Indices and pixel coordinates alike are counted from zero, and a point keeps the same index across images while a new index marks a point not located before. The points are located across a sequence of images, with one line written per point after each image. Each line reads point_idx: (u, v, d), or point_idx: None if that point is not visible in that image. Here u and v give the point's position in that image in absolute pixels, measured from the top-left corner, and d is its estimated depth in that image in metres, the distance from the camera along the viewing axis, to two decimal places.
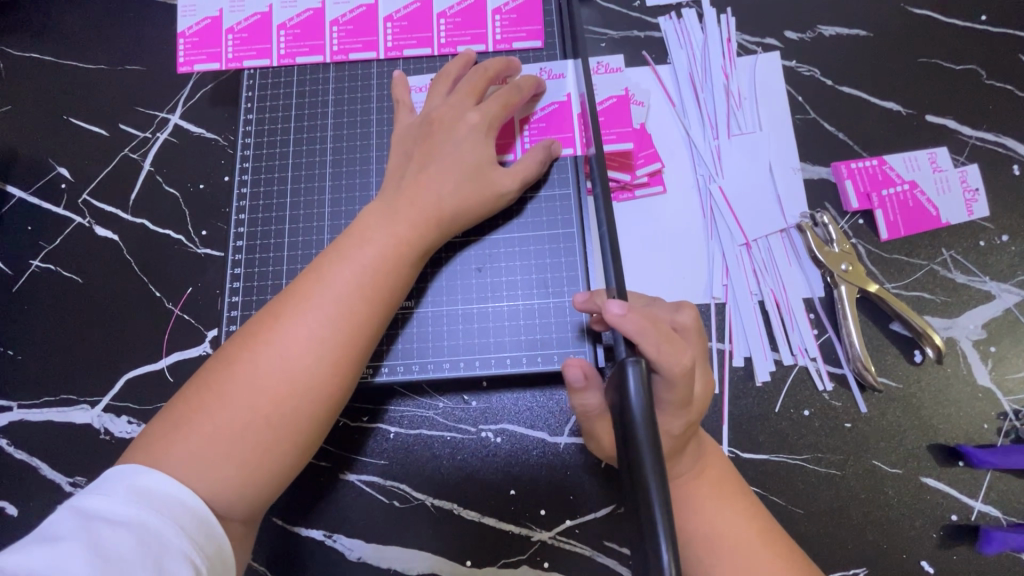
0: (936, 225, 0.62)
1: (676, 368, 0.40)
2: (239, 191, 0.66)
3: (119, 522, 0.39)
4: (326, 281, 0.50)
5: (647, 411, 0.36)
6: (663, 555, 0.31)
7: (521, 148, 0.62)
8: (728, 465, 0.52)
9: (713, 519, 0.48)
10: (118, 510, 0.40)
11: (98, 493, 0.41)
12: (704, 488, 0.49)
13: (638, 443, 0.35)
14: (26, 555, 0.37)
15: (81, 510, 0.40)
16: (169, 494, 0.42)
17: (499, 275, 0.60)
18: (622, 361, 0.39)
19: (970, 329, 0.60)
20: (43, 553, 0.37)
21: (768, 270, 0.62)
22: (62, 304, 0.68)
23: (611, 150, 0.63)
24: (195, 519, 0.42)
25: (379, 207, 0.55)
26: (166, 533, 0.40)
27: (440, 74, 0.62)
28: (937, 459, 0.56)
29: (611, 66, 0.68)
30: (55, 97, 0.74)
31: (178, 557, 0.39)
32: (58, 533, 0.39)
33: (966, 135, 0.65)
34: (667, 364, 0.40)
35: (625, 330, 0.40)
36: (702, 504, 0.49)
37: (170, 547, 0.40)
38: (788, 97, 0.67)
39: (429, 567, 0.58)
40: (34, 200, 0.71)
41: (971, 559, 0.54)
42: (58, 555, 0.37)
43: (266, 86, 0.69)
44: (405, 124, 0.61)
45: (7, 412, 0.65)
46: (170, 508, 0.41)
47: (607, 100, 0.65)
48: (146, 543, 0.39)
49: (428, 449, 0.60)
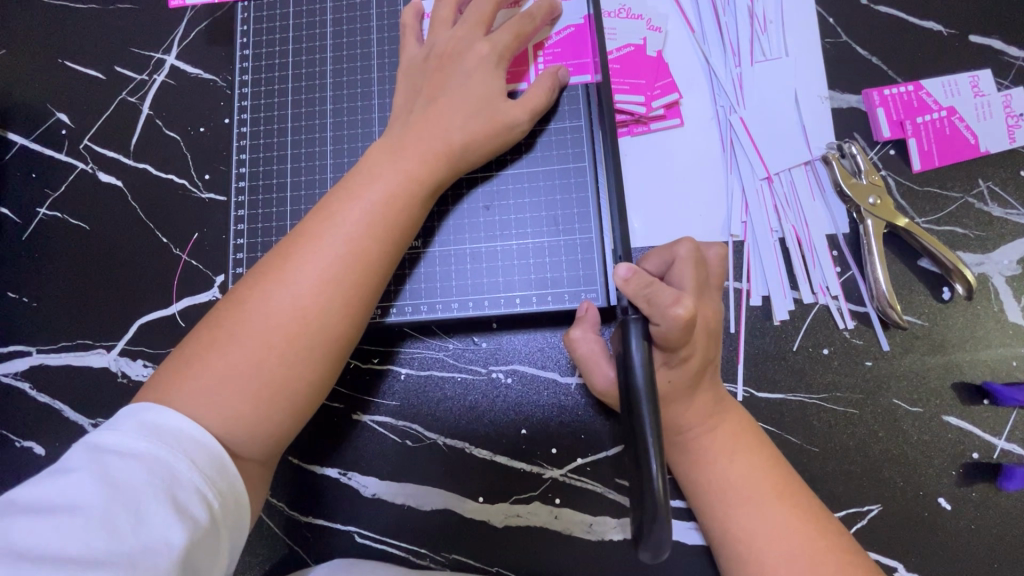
0: (973, 153, 0.58)
1: (672, 319, 0.40)
2: (239, 130, 0.65)
3: (130, 455, 0.39)
4: (337, 218, 0.48)
5: (647, 364, 0.39)
6: (652, 467, 0.35)
7: (531, 75, 0.59)
8: (748, 419, 0.52)
9: (727, 472, 0.49)
10: (129, 443, 0.40)
11: (111, 427, 0.41)
12: (717, 443, 0.50)
13: (636, 389, 0.38)
14: (43, 488, 0.38)
15: (93, 442, 0.40)
16: (180, 429, 0.41)
17: (508, 213, 0.58)
18: (625, 321, 0.42)
19: (1004, 264, 0.57)
20: (56, 483, 0.38)
21: (790, 205, 0.59)
22: (72, 252, 0.68)
23: (623, 100, 0.61)
24: (206, 454, 0.41)
25: (386, 143, 0.53)
26: (177, 467, 0.40)
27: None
28: (961, 397, 0.55)
29: (633, 10, 0.63)
30: (49, 40, 0.71)
31: (189, 490, 0.40)
32: (71, 464, 0.39)
33: (1012, 57, 0.60)
34: (661, 316, 0.41)
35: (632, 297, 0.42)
36: (716, 456, 0.49)
37: (181, 480, 0.40)
38: (818, 18, 0.62)
39: (442, 503, 0.59)
40: (37, 147, 0.70)
41: (991, 496, 0.53)
42: (70, 486, 0.38)
43: (261, 20, 0.66)
44: (409, 56, 0.58)
45: (28, 357, 0.66)
46: (181, 443, 0.41)
47: (622, 49, 0.62)
48: (157, 475, 0.39)
49: (439, 389, 0.60)
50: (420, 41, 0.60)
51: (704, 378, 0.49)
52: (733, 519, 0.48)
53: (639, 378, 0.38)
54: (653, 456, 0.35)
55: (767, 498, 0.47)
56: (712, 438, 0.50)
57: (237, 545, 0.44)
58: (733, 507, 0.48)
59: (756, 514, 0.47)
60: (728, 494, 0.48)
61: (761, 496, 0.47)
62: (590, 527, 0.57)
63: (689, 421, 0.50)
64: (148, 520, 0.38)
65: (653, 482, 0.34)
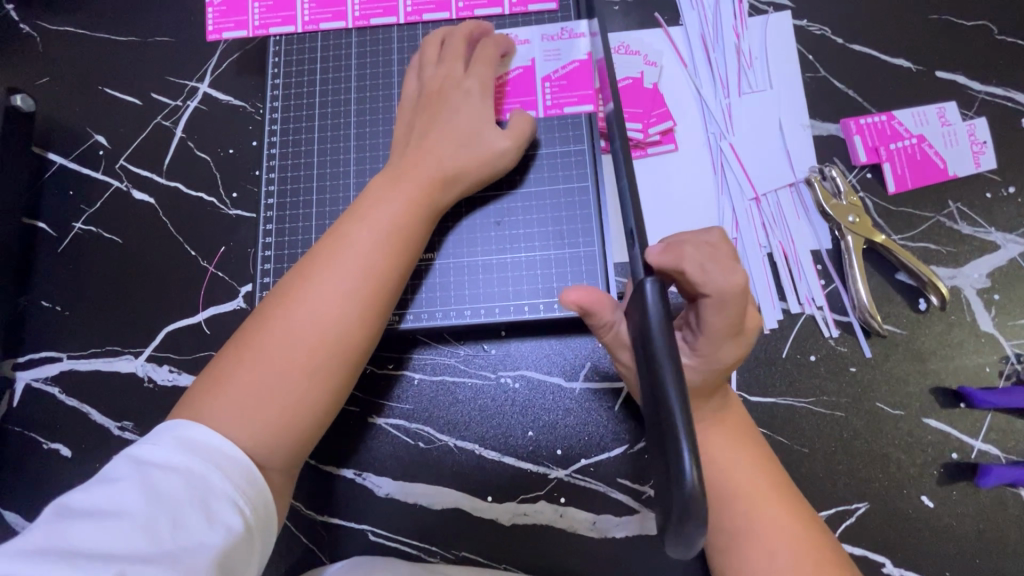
0: (943, 177, 0.63)
1: (730, 287, 0.42)
2: (268, 152, 0.70)
3: (170, 467, 0.43)
4: (345, 244, 0.53)
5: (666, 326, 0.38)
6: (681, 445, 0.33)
7: (509, 106, 0.65)
8: (743, 414, 0.54)
9: (727, 464, 0.50)
10: (168, 457, 0.44)
11: (150, 442, 0.45)
12: (720, 436, 0.51)
13: (656, 352, 0.37)
14: (91, 495, 0.41)
15: (135, 456, 0.44)
16: (212, 444, 0.45)
17: (517, 228, 0.63)
18: (641, 280, 0.41)
19: (975, 278, 0.61)
20: (103, 491, 0.41)
21: (776, 223, 0.64)
22: (104, 263, 0.72)
23: None
24: (237, 467, 0.45)
25: (388, 174, 0.57)
26: (212, 478, 0.44)
27: (427, 41, 0.64)
28: (939, 401, 0.59)
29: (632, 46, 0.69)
30: (91, 68, 0.77)
31: (223, 500, 0.43)
32: (117, 474, 0.42)
33: (976, 90, 0.66)
34: (715, 285, 0.42)
35: (664, 259, 0.42)
36: (718, 450, 0.51)
37: (216, 490, 0.43)
38: (799, 55, 0.68)
39: (453, 503, 0.62)
40: (75, 166, 0.75)
41: (971, 495, 0.56)
42: (118, 494, 0.41)
43: (290, 52, 0.72)
44: (406, 93, 0.64)
45: (58, 362, 0.69)
46: (214, 456, 0.45)
47: (622, 81, 0.68)
48: (195, 486, 0.43)
49: (451, 394, 0.64)
50: (414, 77, 0.65)
51: (718, 388, 0.51)
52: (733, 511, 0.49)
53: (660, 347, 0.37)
54: (681, 435, 0.34)
55: (761, 492, 0.50)
56: (715, 431, 0.52)
57: (265, 552, 0.47)
58: (732, 499, 0.49)
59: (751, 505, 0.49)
60: (729, 486, 0.50)
61: (756, 487, 0.50)
62: (594, 525, 0.60)
63: (698, 413, 0.51)
64: (188, 525, 0.41)
65: (682, 465, 0.33)
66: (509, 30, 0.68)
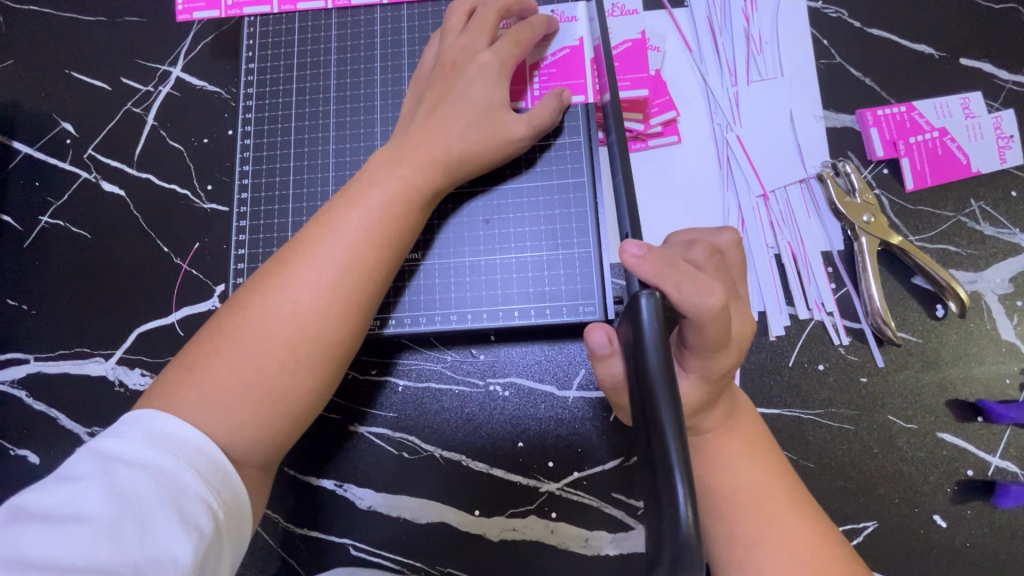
0: (966, 173, 0.59)
1: (706, 312, 0.38)
2: (242, 142, 0.65)
3: (136, 464, 0.39)
4: (336, 226, 0.48)
5: (661, 345, 0.35)
6: (677, 487, 0.31)
7: (544, 90, 0.60)
8: (758, 421, 0.50)
9: (739, 474, 0.47)
10: (135, 452, 0.40)
11: (117, 435, 0.41)
12: (732, 445, 0.48)
13: (650, 376, 0.34)
14: (50, 496, 0.38)
15: (98, 450, 0.40)
16: (185, 438, 0.41)
17: (507, 227, 0.59)
18: (635, 293, 0.37)
19: (996, 282, 0.57)
20: (63, 491, 0.38)
21: (785, 222, 0.60)
22: (72, 260, 0.68)
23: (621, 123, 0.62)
24: (212, 463, 0.41)
25: (388, 150, 0.53)
26: (183, 477, 0.40)
27: (455, 7, 0.59)
28: (955, 414, 0.55)
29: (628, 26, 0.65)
30: (56, 50, 0.72)
31: (195, 501, 0.39)
32: (79, 472, 0.39)
33: (1002, 79, 0.61)
34: (694, 307, 0.38)
35: (647, 275, 0.38)
36: (730, 459, 0.47)
37: (187, 490, 0.39)
38: (812, 40, 0.63)
39: (438, 517, 0.59)
40: (41, 155, 0.70)
41: (986, 514, 0.53)
42: (76, 496, 0.37)
43: (266, 34, 0.67)
44: (421, 65, 0.60)
45: (25, 364, 0.66)
46: (186, 452, 0.41)
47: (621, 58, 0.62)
48: (164, 485, 0.39)
49: (437, 402, 0.60)
50: (433, 47, 0.60)
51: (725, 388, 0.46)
52: (740, 522, 0.45)
53: (655, 369, 0.34)
54: (676, 476, 0.31)
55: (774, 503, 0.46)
56: (727, 440, 0.48)
57: (239, 557, 0.43)
58: (740, 510, 0.46)
59: (761, 517, 0.45)
60: (739, 498, 0.46)
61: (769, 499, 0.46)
62: (587, 541, 0.57)
63: (708, 423, 0.48)
64: (155, 530, 0.37)
65: (681, 511, 0.30)
66: (554, 5, 0.62)
